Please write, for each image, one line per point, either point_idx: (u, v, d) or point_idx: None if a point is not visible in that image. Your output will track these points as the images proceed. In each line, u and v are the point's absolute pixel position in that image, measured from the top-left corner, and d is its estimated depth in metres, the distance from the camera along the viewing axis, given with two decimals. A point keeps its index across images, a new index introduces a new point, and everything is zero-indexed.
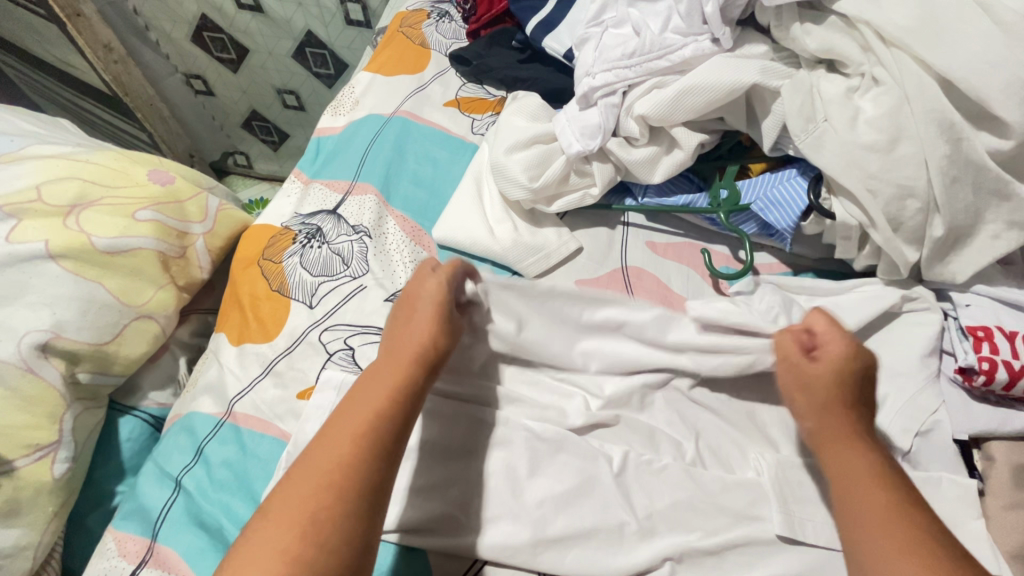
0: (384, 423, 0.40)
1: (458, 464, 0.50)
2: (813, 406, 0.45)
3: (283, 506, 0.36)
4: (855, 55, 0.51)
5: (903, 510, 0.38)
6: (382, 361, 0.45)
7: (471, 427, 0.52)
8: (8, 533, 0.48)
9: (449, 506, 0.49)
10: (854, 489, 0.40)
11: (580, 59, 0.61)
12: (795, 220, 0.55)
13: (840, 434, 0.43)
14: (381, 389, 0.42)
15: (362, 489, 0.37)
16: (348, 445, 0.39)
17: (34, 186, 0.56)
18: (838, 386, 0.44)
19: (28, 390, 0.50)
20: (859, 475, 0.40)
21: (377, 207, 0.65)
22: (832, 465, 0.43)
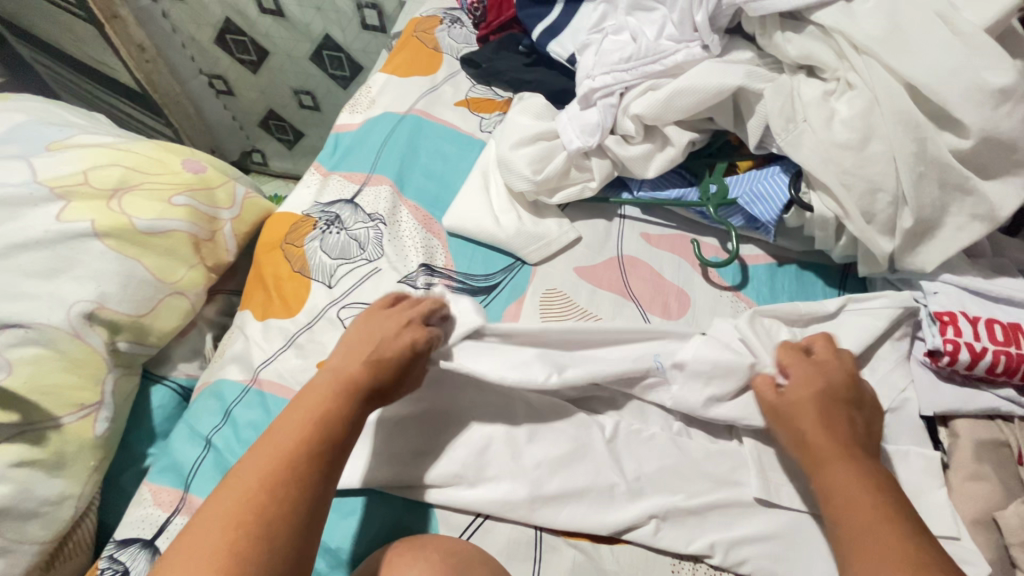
0: (325, 430, 0.44)
1: (420, 432, 0.55)
2: (805, 428, 0.48)
3: (223, 502, 0.39)
4: (832, 61, 0.55)
5: (892, 516, 0.42)
6: (329, 373, 0.48)
7: (434, 396, 0.56)
8: (56, 482, 0.53)
9: (404, 471, 0.53)
10: (843, 504, 0.44)
11: (582, 63, 0.67)
12: (777, 213, 0.60)
13: (833, 452, 0.46)
14: (325, 398, 0.46)
15: (300, 492, 0.40)
16: (289, 449, 0.42)
17: (81, 171, 0.61)
18: (817, 404, 0.49)
19: (75, 353, 0.55)
20: (848, 491, 0.44)
21: (392, 197, 0.70)
22: (828, 480, 0.45)
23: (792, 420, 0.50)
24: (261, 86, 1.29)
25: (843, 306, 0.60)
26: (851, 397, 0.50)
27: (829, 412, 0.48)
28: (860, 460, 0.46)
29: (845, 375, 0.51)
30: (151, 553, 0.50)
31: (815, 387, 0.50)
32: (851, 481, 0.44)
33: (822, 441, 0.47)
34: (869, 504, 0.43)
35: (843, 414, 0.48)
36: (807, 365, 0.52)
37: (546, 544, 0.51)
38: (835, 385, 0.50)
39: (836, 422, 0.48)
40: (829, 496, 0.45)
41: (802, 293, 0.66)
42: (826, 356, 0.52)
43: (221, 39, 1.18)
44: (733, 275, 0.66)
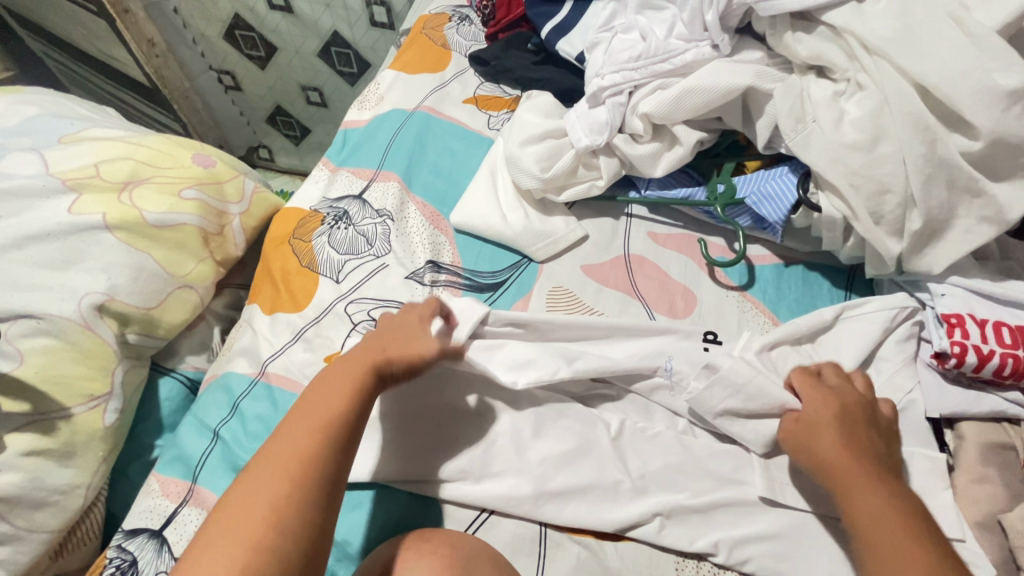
0: (335, 431, 0.43)
1: (426, 425, 0.55)
2: (830, 449, 0.47)
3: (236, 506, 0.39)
4: (842, 62, 0.55)
5: (927, 544, 0.41)
6: (338, 372, 0.47)
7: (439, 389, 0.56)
8: (65, 472, 0.53)
9: (411, 465, 0.53)
10: (874, 528, 0.43)
11: (591, 62, 0.67)
12: (785, 213, 0.60)
13: (863, 475, 0.45)
14: (334, 399, 0.45)
15: (312, 495, 0.40)
16: (300, 453, 0.41)
17: (93, 164, 0.62)
18: (840, 426, 0.48)
19: (86, 344, 0.56)
20: (882, 515, 0.43)
21: (400, 193, 0.70)
22: (861, 505, 0.44)
23: (813, 442, 0.49)
24: (269, 82, 1.29)
25: (839, 314, 0.60)
26: (870, 421, 0.50)
27: (854, 436, 0.48)
28: (888, 484, 0.45)
29: (861, 402, 0.51)
30: (159, 543, 0.51)
31: (835, 408, 0.50)
32: (885, 506, 0.43)
33: (851, 466, 0.46)
34: (903, 531, 0.42)
35: (864, 438, 0.48)
36: (823, 391, 0.52)
37: (550, 540, 0.51)
38: (853, 409, 0.50)
39: (863, 446, 0.47)
40: (863, 522, 0.43)
41: (808, 294, 0.66)
42: (842, 384, 0.52)
43: (230, 35, 1.19)
44: (739, 275, 0.66)
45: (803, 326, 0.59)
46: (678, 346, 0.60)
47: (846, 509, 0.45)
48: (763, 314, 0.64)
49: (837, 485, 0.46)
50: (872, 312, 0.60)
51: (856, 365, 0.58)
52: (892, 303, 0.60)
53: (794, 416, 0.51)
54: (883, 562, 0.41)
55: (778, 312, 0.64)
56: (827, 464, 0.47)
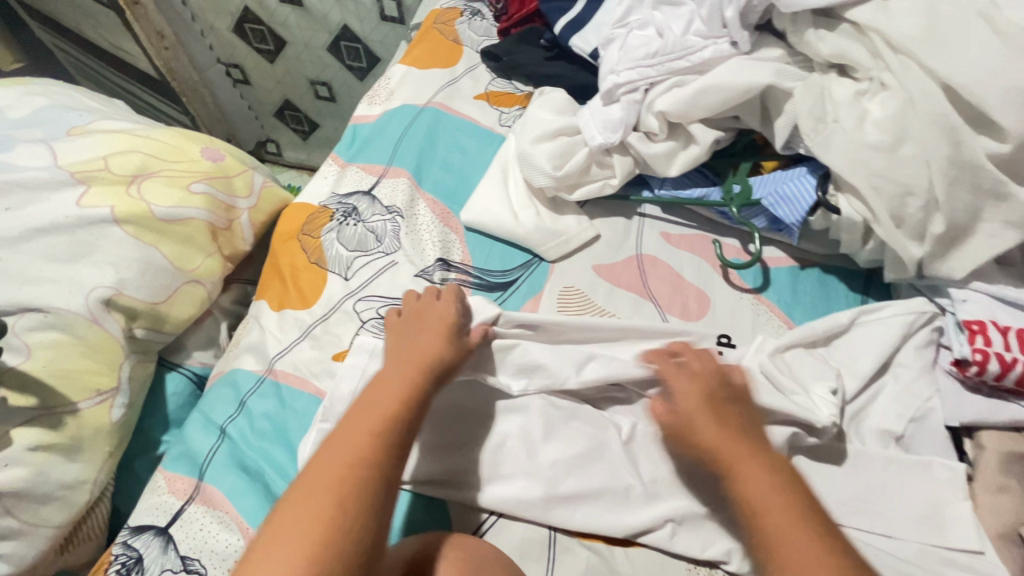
0: (390, 438, 0.43)
1: (460, 425, 0.55)
2: (709, 430, 0.46)
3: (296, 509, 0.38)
4: (865, 60, 0.54)
5: (804, 515, 0.39)
6: (389, 380, 0.48)
7: (473, 389, 0.56)
8: (71, 467, 0.53)
9: (446, 466, 0.53)
10: (758, 510, 0.41)
11: (606, 58, 0.66)
12: (803, 215, 0.59)
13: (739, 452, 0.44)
14: (387, 406, 0.45)
15: (372, 501, 0.40)
16: (357, 458, 0.41)
17: (102, 157, 0.61)
18: (710, 408, 0.48)
19: (93, 339, 0.55)
20: (763, 492, 0.41)
21: (410, 190, 0.70)
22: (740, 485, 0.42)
23: (692, 429, 0.47)
24: (277, 76, 1.29)
25: (856, 318, 0.59)
26: (738, 398, 0.49)
27: (721, 416, 0.47)
28: (767, 458, 0.43)
29: (734, 380, 0.50)
30: (164, 541, 0.50)
31: (704, 390, 0.49)
32: (762, 482, 0.42)
33: (726, 446, 0.45)
34: (783, 504, 0.40)
35: (731, 415, 0.47)
36: (685, 375, 0.51)
37: (560, 545, 0.51)
38: (715, 388, 0.49)
39: (732, 425, 0.46)
40: (746, 505, 0.41)
41: (824, 297, 0.64)
42: (699, 360, 0.51)
43: (239, 28, 1.18)
44: (754, 278, 0.65)
45: (819, 330, 0.58)
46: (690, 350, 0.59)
47: (732, 495, 0.43)
48: (778, 317, 0.63)
49: (719, 469, 0.45)
50: (890, 318, 0.59)
51: (873, 372, 0.57)
52: (913, 308, 0.58)
53: (668, 409, 0.50)
54: (772, 545, 0.39)
55: (793, 316, 0.63)
56: (707, 449, 0.46)
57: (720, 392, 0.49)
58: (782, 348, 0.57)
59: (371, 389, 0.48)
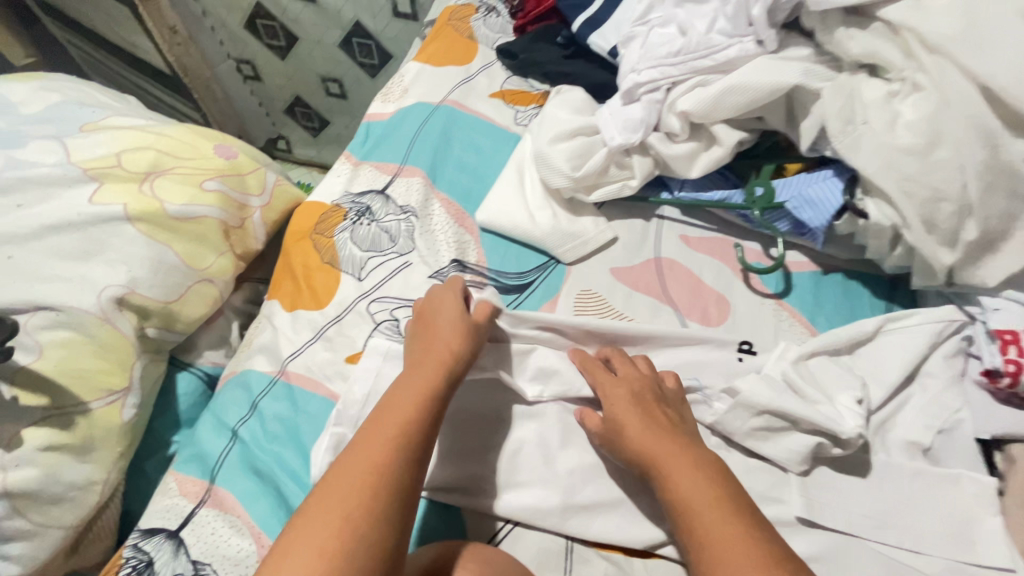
0: (409, 446, 0.42)
1: (480, 432, 0.54)
2: (638, 429, 0.48)
3: (314, 520, 0.38)
4: (897, 61, 0.52)
5: (733, 509, 0.42)
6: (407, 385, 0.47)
7: (494, 397, 0.55)
8: (82, 468, 0.52)
9: (465, 474, 0.52)
10: (685, 503, 0.43)
11: (626, 57, 0.64)
12: (828, 219, 0.57)
13: (667, 449, 0.46)
14: (404, 412, 0.44)
15: (390, 512, 0.39)
16: (375, 468, 0.40)
17: (114, 154, 0.60)
18: (639, 406, 0.49)
19: (105, 338, 0.54)
20: (692, 487, 0.43)
21: (424, 189, 0.68)
22: (670, 480, 0.44)
23: (620, 428, 0.49)
24: (289, 72, 1.28)
25: (881, 326, 0.57)
26: (660, 396, 0.51)
27: (648, 414, 0.49)
28: (696, 454, 0.46)
29: (654, 381, 0.53)
30: (176, 544, 0.49)
31: (632, 390, 0.51)
32: (688, 476, 0.44)
33: (650, 444, 0.47)
34: (709, 495, 0.42)
35: (660, 414, 0.49)
36: (609, 376, 0.53)
37: (578, 555, 0.49)
38: (641, 388, 0.51)
39: (659, 422, 0.48)
40: (672, 499, 0.43)
41: (848, 303, 0.63)
42: (625, 367, 0.54)
43: (251, 24, 1.17)
44: (776, 282, 0.64)
45: (843, 337, 0.57)
46: (710, 356, 0.58)
47: (661, 491, 0.45)
48: (800, 323, 0.61)
49: (647, 468, 0.47)
50: (919, 325, 0.57)
51: (900, 381, 0.55)
52: (943, 315, 0.57)
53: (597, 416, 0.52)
54: (700, 537, 0.41)
55: (816, 322, 0.62)
56: (634, 447, 0.48)
57: (647, 392, 0.51)
58: (805, 356, 0.56)
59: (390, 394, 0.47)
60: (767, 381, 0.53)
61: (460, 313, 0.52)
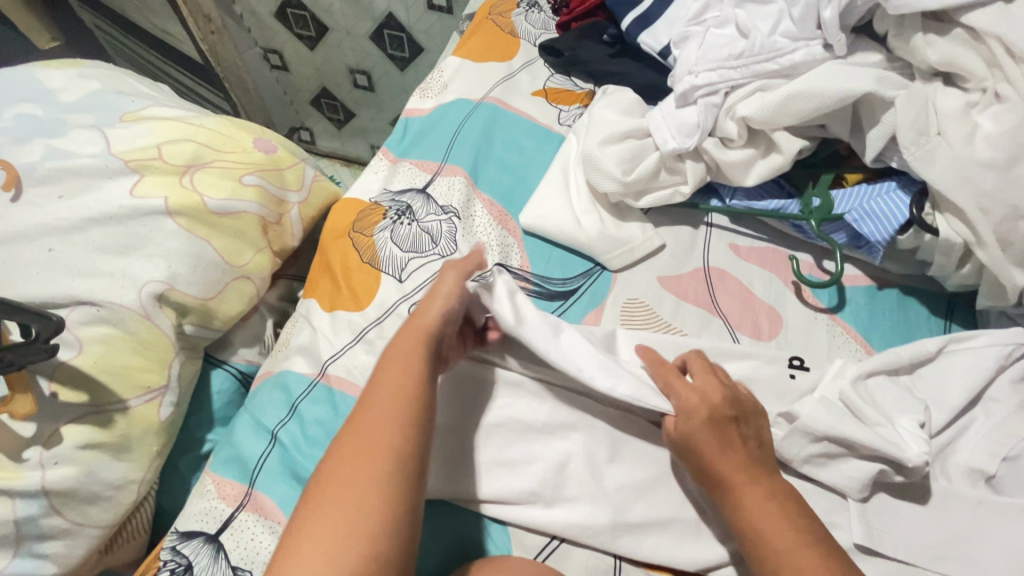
0: (404, 428, 0.41)
1: (456, 434, 0.52)
2: (711, 454, 0.45)
3: (315, 510, 0.38)
4: (979, 70, 0.50)
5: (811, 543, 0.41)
6: (391, 363, 0.45)
7: (473, 395, 0.53)
8: (119, 467, 0.51)
9: (444, 483, 0.50)
10: (767, 539, 0.42)
11: (682, 57, 0.62)
12: (893, 233, 0.55)
13: (744, 481, 0.44)
14: (392, 392, 0.43)
15: (390, 494, 0.38)
16: (371, 450, 0.40)
17: (155, 145, 0.59)
18: (712, 427, 0.46)
19: (144, 334, 0.53)
20: (766, 522, 0.42)
21: (466, 189, 0.67)
22: (748, 514, 0.43)
23: (693, 449, 0.46)
24: (317, 62, 1.26)
25: (944, 346, 0.55)
26: (739, 414, 0.47)
27: (726, 439, 0.45)
28: (772, 484, 0.45)
29: (733, 395, 0.48)
30: (215, 549, 0.49)
31: (705, 409, 0.46)
32: (770, 517, 0.43)
33: (728, 476, 0.44)
34: (789, 535, 0.42)
35: (736, 437, 0.46)
36: (682, 383, 0.48)
37: None
38: (721, 405, 0.47)
39: (736, 448, 0.45)
40: (751, 539, 0.42)
41: (905, 320, 0.60)
42: (705, 377, 0.49)
43: (282, 13, 1.15)
44: (829, 296, 0.61)
45: (906, 357, 0.54)
46: (763, 373, 0.56)
47: (734, 521, 0.44)
48: (855, 340, 0.59)
49: (718, 494, 0.45)
50: (988, 347, 0.54)
51: (964, 406, 0.53)
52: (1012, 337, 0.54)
53: (673, 422, 0.48)
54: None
55: (871, 340, 0.59)
56: (706, 471, 0.45)
57: (719, 409, 0.47)
58: (865, 376, 0.53)
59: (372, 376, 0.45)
60: (826, 405, 0.51)
61: (434, 286, 0.51)
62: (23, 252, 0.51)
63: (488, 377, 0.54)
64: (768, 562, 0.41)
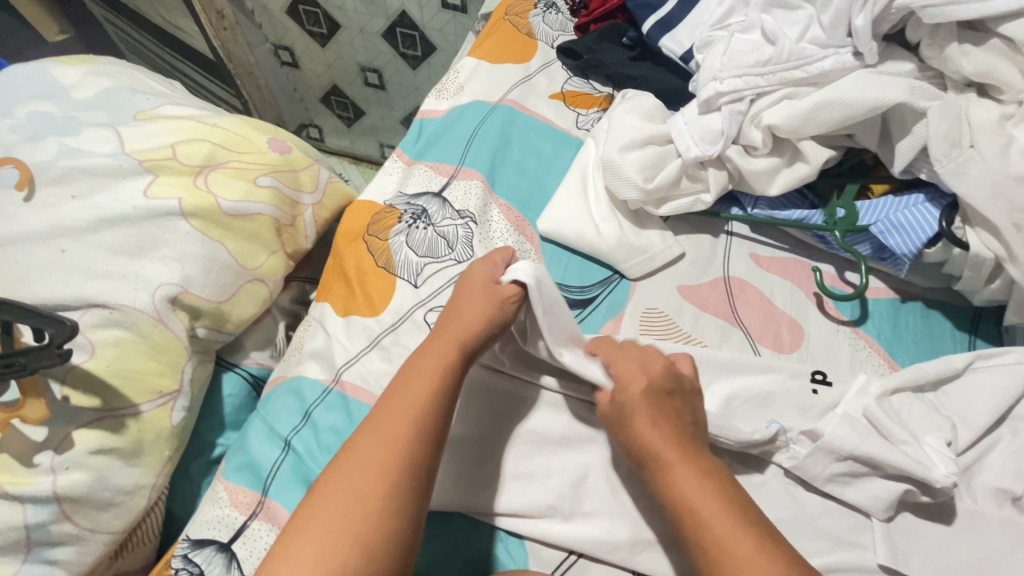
0: (418, 439, 0.42)
1: (475, 448, 0.51)
2: (643, 426, 0.44)
3: (321, 512, 0.39)
4: (1016, 81, 0.49)
5: (749, 523, 0.39)
6: (420, 369, 0.45)
7: (511, 411, 0.52)
8: (130, 472, 0.50)
9: (464, 497, 0.49)
10: (697, 517, 0.40)
11: (706, 63, 0.61)
12: (920, 246, 0.54)
13: (671, 454, 0.43)
14: (413, 400, 0.43)
15: (402, 502, 0.39)
16: (382, 458, 0.40)
17: (169, 145, 0.58)
18: (644, 398, 0.45)
19: (157, 338, 0.52)
20: (695, 498, 0.40)
21: (483, 194, 0.66)
22: (675, 490, 0.41)
23: (628, 423, 0.45)
24: (328, 60, 1.25)
25: (971, 363, 0.54)
26: (672, 383, 0.46)
27: (660, 410, 0.45)
28: (706, 464, 0.43)
29: (667, 367, 0.47)
30: (227, 558, 0.48)
31: (641, 381, 0.46)
32: (700, 488, 0.41)
33: (655, 445, 0.43)
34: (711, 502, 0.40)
35: (670, 409, 0.45)
36: (623, 356, 0.48)
37: None
38: (658, 377, 0.46)
39: (669, 420, 0.44)
40: (678, 510, 0.41)
41: (928, 335, 0.59)
42: (641, 351, 0.49)
43: (294, 9, 1.14)
44: (852, 309, 0.60)
45: (932, 373, 0.53)
46: (784, 387, 0.55)
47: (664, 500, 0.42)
48: (878, 354, 0.58)
49: (648, 468, 0.43)
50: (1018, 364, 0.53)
51: (991, 424, 0.51)
52: None
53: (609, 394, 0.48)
54: (716, 554, 0.38)
55: (895, 354, 0.58)
56: (637, 446, 0.44)
57: (652, 380, 0.46)
58: (890, 393, 0.52)
59: (397, 378, 0.45)
60: (849, 422, 0.49)
61: (467, 289, 0.50)
62: (35, 253, 0.50)
63: (530, 396, 0.53)
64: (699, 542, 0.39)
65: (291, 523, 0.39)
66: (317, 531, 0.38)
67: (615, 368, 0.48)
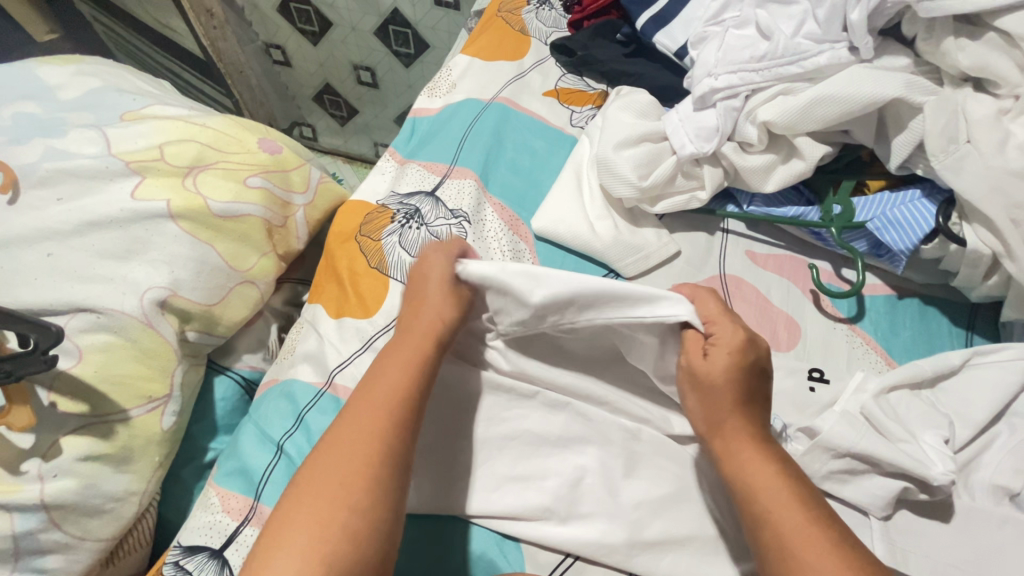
0: (398, 427, 0.41)
1: (444, 447, 0.51)
2: (721, 404, 0.44)
3: (305, 500, 0.38)
4: (1012, 75, 0.48)
5: (820, 522, 0.39)
6: (387, 367, 0.44)
7: (461, 406, 0.51)
8: (120, 479, 0.50)
9: (432, 495, 0.49)
10: (758, 496, 0.41)
11: (700, 59, 0.60)
12: (917, 242, 0.53)
13: (743, 435, 0.44)
14: (392, 387, 0.43)
15: (381, 494, 0.39)
16: (364, 446, 0.40)
17: (158, 146, 0.57)
18: (731, 378, 0.44)
19: (146, 342, 0.51)
20: (764, 481, 0.41)
21: (476, 193, 0.65)
22: (748, 472, 0.42)
23: (711, 399, 0.45)
24: (321, 58, 1.24)
25: (968, 359, 0.53)
26: (765, 365, 0.46)
27: (744, 399, 0.45)
28: (774, 451, 0.43)
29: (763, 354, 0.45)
30: (220, 565, 0.47)
31: (737, 360, 0.44)
32: (767, 472, 0.42)
33: (733, 425, 0.44)
34: (784, 489, 0.41)
35: (756, 399, 0.45)
36: (729, 318, 0.45)
37: None
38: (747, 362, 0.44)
39: (751, 406, 0.45)
40: (745, 491, 0.42)
41: (925, 331, 0.59)
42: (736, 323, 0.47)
43: (285, 7, 1.13)
44: (848, 306, 0.60)
45: (929, 370, 0.52)
46: (781, 385, 0.54)
47: (727, 476, 0.43)
48: (875, 352, 0.57)
49: (719, 444, 0.45)
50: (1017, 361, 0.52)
51: (988, 421, 0.51)
52: None
53: (699, 352, 0.45)
54: (773, 533, 0.39)
55: (892, 351, 0.58)
56: (711, 421, 0.45)
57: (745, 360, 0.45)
58: (888, 389, 0.51)
59: (374, 368, 0.45)
60: (848, 419, 0.49)
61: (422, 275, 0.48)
62: (21, 257, 0.49)
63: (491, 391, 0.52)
64: (761, 523, 0.40)
65: (273, 514, 0.38)
66: (300, 519, 0.37)
67: (717, 331, 0.44)
